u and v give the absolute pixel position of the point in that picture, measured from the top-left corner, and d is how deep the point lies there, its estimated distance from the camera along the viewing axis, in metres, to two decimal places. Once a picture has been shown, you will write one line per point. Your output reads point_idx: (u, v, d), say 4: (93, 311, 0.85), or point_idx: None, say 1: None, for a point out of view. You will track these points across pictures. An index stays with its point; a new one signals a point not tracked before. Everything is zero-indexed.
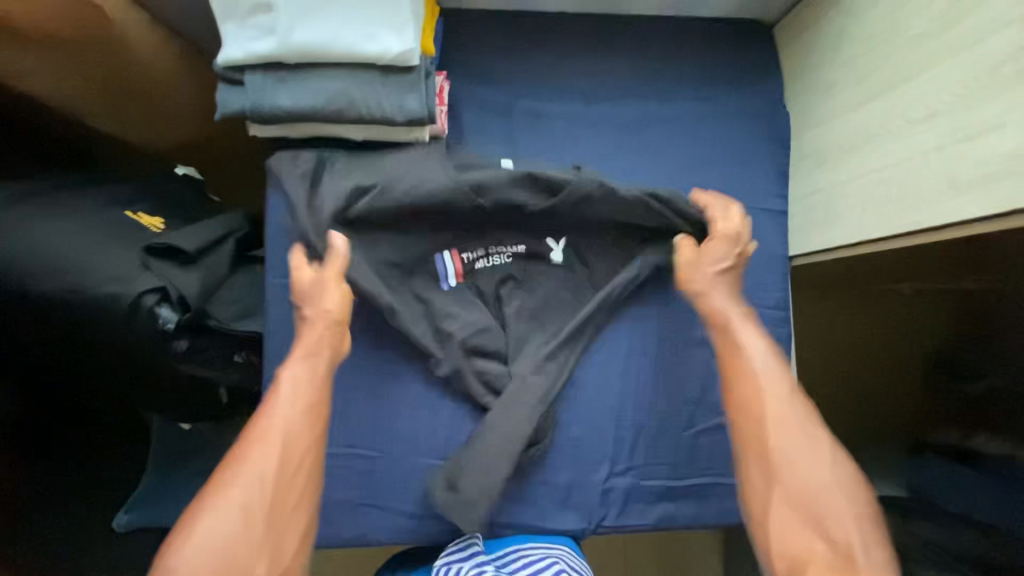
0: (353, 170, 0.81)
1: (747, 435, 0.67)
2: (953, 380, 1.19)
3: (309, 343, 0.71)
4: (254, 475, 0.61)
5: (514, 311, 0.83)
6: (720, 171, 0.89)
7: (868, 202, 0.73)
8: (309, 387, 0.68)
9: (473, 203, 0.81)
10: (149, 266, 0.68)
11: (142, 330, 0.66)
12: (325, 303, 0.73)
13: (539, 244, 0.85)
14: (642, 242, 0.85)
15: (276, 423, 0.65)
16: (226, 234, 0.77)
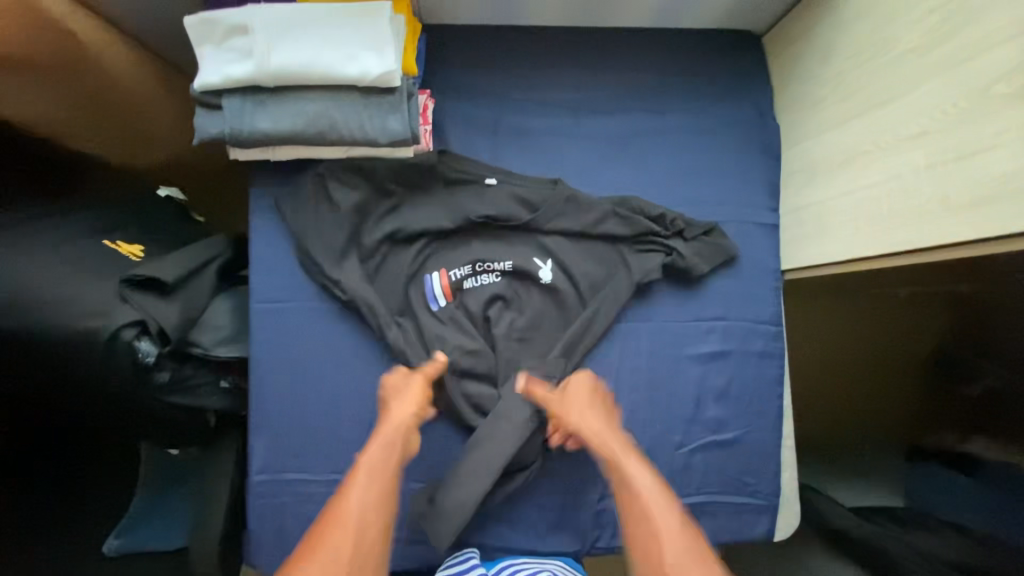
0: (337, 192, 0.81)
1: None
2: (955, 380, 1.15)
3: (388, 430, 0.70)
4: (331, 559, 0.58)
5: (502, 330, 0.82)
6: (710, 184, 0.88)
7: (859, 218, 0.71)
8: (388, 469, 0.67)
9: (462, 218, 0.83)
10: (128, 299, 0.66)
11: (122, 365, 0.65)
12: (407, 397, 0.73)
13: (527, 264, 0.83)
14: (631, 259, 0.84)
15: (350, 508, 0.62)
16: (207, 260, 0.75)
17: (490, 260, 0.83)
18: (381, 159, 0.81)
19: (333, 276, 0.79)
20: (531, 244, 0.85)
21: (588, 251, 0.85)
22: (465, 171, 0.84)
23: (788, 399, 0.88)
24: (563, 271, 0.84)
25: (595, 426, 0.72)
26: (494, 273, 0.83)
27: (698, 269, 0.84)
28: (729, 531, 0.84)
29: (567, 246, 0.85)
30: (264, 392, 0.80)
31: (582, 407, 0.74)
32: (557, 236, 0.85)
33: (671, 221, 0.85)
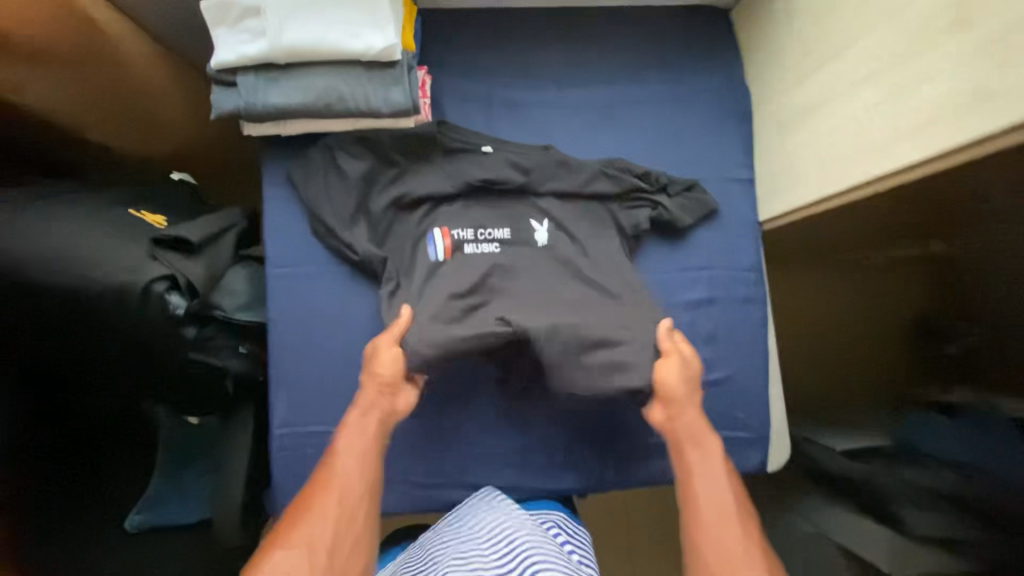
0: (344, 162, 0.87)
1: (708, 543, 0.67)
2: (932, 342, 1.21)
3: (365, 398, 0.78)
4: (319, 517, 0.67)
5: (502, 286, 0.86)
6: (689, 145, 0.95)
7: (823, 162, 0.79)
8: (368, 436, 0.75)
9: (464, 184, 0.89)
10: (158, 257, 0.71)
11: (155, 317, 0.70)
12: (380, 369, 0.78)
13: (524, 224, 0.90)
14: (621, 214, 0.91)
15: (338, 471, 0.71)
16: (228, 227, 0.81)
17: (490, 227, 0.89)
18: (386, 131, 0.88)
19: (343, 238, 0.85)
20: (529, 207, 0.91)
21: (581, 210, 0.91)
22: (463, 141, 0.90)
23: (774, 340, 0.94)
24: (559, 228, 0.90)
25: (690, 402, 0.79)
26: (494, 240, 0.89)
27: (682, 220, 0.91)
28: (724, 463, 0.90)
29: (563, 207, 0.91)
30: (283, 347, 0.86)
31: (688, 388, 0.80)
32: (552, 197, 0.91)
33: (655, 178, 0.92)
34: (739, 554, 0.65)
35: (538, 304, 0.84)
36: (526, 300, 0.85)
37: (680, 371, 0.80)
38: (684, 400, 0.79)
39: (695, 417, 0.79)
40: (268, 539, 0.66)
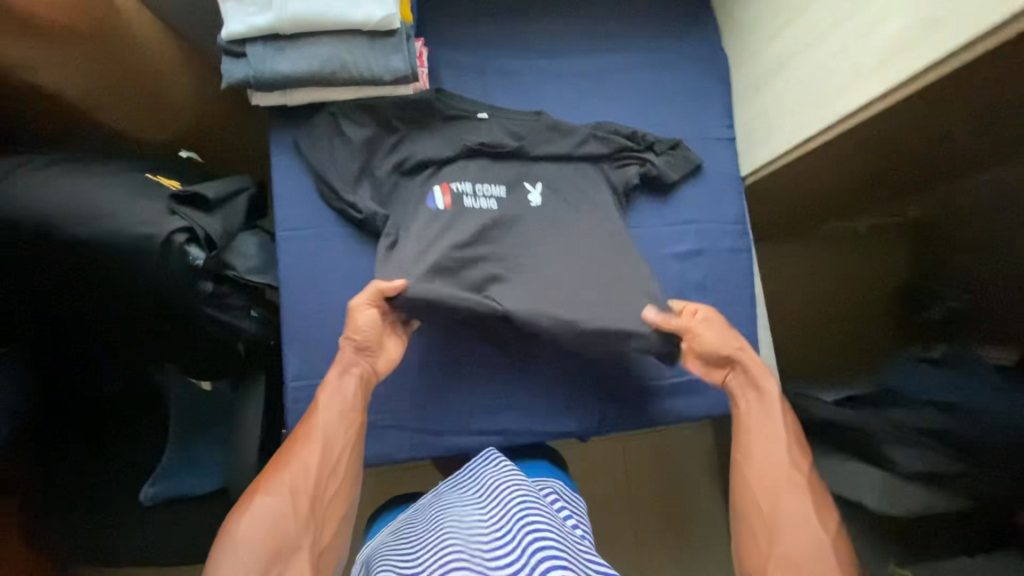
0: (347, 129, 0.91)
1: (760, 472, 0.74)
2: (915, 310, 1.14)
3: (348, 355, 0.81)
4: (301, 467, 0.70)
5: (502, 246, 0.89)
6: (672, 108, 1.01)
7: None
8: (352, 393, 0.78)
9: (463, 146, 0.94)
10: (179, 212, 0.75)
11: (176, 267, 0.74)
12: (358, 329, 0.80)
13: (518, 185, 0.94)
14: (611, 174, 0.96)
15: (319, 424, 0.74)
16: (240, 188, 0.86)
17: (487, 185, 0.92)
18: (388, 98, 0.93)
19: (348, 199, 0.90)
20: (525, 170, 0.95)
21: (572, 171, 0.96)
22: (460, 107, 0.96)
23: (757, 289, 1.00)
24: (552, 188, 0.94)
25: (730, 347, 0.85)
26: (491, 197, 0.91)
27: (667, 174, 0.96)
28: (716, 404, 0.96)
29: (555, 170, 0.96)
30: (293, 303, 0.91)
31: (731, 340, 0.86)
32: (544, 160, 0.96)
33: (642, 137, 0.97)
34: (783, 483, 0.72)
35: (538, 269, 0.88)
36: (532, 261, 0.89)
37: (715, 325, 0.86)
38: (733, 352, 0.84)
39: (754, 363, 0.83)
40: (251, 485, 0.69)
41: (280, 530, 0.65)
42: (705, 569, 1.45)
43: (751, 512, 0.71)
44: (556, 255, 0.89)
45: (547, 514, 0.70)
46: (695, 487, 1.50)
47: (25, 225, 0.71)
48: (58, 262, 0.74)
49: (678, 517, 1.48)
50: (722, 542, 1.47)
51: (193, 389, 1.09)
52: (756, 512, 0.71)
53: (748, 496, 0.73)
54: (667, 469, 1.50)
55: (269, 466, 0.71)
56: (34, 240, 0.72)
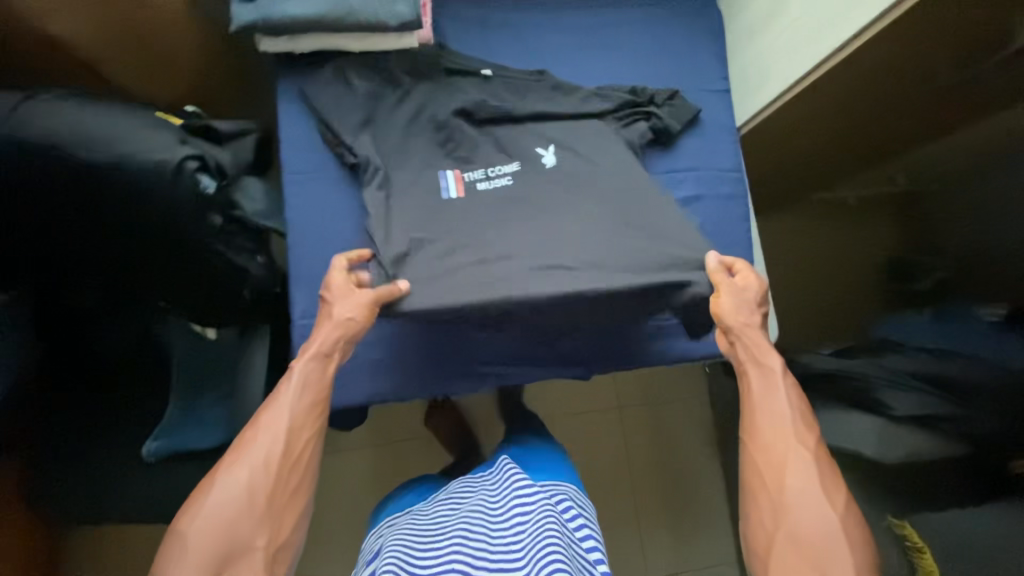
0: (355, 81, 0.94)
1: (766, 460, 0.75)
2: (903, 283, 1.08)
3: (325, 343, 0.79)
4: (259, 460, 0.69)
5: (521, 222, 0.86)
6: (670, 58, 1.04)
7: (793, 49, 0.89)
8: (320, 380, 0.78)
9: (470, 102, 0.95)
10: (189, 142, 0.78)
11: (185, 191, 0.76)
12: (344, 309, 0.79)
13: (531, 152, 0.92)
14: (619, 128, 0.97)
15: (281, 413, 0.73)
16: (247, 130, 0.91)
17: (500, 166, 0.91)
18: (392, 55, 0.97)
19: (348, 142, 0.91)
20: (535, 137, 0.94)
21: (579, 128, 0.95)
22: (463, 64, 0.98)
23: (756, 231, 1.03)
24: (565, 150, 0.93)
25: (746, 316, 0.83)
26: (504, 176, 0.90)
27: (669, 123, 0.99)
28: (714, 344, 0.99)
29: (563, 130, 0.95)
30: (297, 246, 0.92)
31: (742, 313, 0.83)
32: (553, 123, 0.96)
33: (642, 91, 1.00)
34: (790, 460, 0.74)
35: (548, 235, 0.85)
36: (545, 225, 0.86)
37: (735, 293, 0.84)
38: (738, 326, 0.83)
39: (754, 339, 0.82)
40: (207, 477, 0.69)
41: (232, 526, 0.65)
42: (701, 531, 1.48)
43: (756, 489, 0.74)
44: (571, 217, 0.87)
45: (562, 527, 0.77)
46: (692, 453, 1.51)
47: (36, 146, 0.72)
48: (64, 184, 0.74)
49: (677, 482, 1.49)
50: (721, 506, 1.49)
51: (197, 339, 1.07)
52: (761, 490, 0.74)
53: (754, 474, 0.75)
54: (666, 439, 1.51)
55: (226, 455, 0.71)
56: (39, 158, 0.72)
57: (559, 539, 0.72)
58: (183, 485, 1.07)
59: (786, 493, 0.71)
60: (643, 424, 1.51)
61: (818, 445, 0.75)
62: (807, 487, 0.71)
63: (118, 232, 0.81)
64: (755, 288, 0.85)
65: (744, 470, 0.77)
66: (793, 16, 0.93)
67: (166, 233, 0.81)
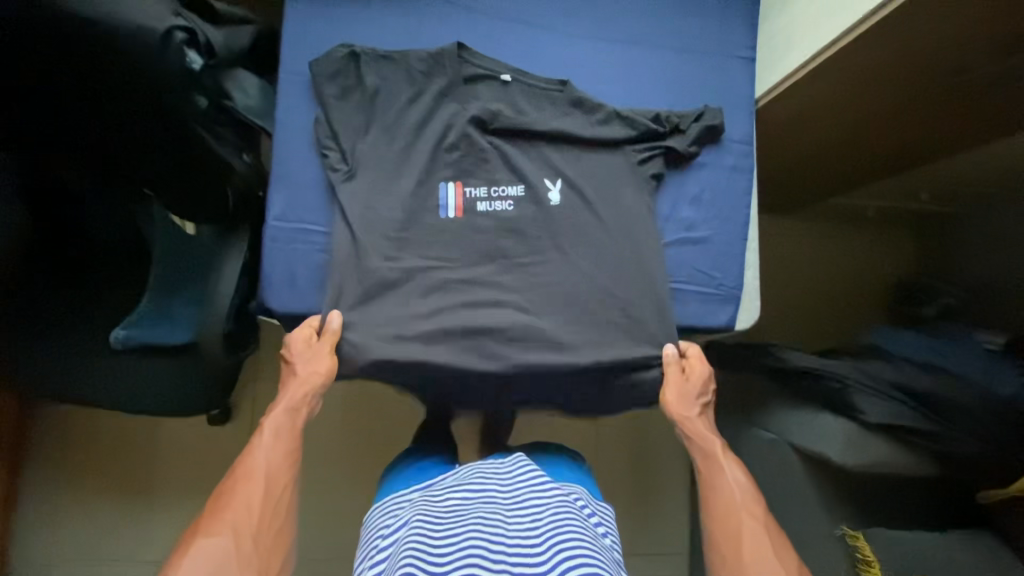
0: (367, 77, 0.89)
1: (722, 548, 0.76)
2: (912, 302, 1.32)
3: (294, 399, 0.84)
4: (240, 511, 0.73)
5: (511, 279, 0.88)
6: (698, 14, 0.99)
7: (834, 8, 0.86)
8: (293, 431, 0.83)
9: (483, 111, 0.90)
10: (182, 14, 0.74)
11: (173, 66, 0.73)
12: (313, 367, 0.84)
13: (538, 183, 0.90)
14: (635, 165, 0.92)
15: (258, 464, 0.78)
16: (248, 19, 0.90)
17: (503, 187, 0.90)
18: (414, 51, 0.91)
19: (345, 145, 0.87)
20: (543, 165, 0.91)
21: (593, 164, 0.92)
22: (484, 66, 0.92)
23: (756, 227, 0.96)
24: (573, 189, 0.90)
25: (691, 409, 0.88)
26: (507, 199, 0.90)
27: (683, 149, 0.92)
28: (708, 313, 0.92)
29: (574, 161, 0.91)
30: (290, 201, 0.88)
31: (687, 405, 0.88)
32: (562, 157, 0.91)
33: (666, 118, 0.93)
34: (743, 535, 0.76)
35: (545, 288, 0.88)
36: (541, 274, 0.88)
37: (682, 387, 0.87)
38: (680, 420, 0.88)
39: (697, 431, 0.88)
40: (190, 531, 0.73)
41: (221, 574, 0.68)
42: (658, 519, 1.46)
43: (719, 569, 0.75)
44: (552, 257, 0.89)
45: (581, 520, 0.77)
46: (660, 437, 1.49)
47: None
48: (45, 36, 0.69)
49: (639, 463, 1.48)
50: (680, 492, 1.48)
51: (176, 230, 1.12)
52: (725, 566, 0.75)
53: (718, 556, 0.76)
54: (636, 417, 1.49)
55: (206, 510, 0.75)
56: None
57: (581, 532, 0.73)
58: (141, 378, 1.05)
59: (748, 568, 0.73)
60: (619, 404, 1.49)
61: (767, 517, 0.79)
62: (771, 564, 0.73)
63: (104, 98, 0.78)
64: (701, 373, 0.89)
65: (708, 555, 0.78)
66: None
67: (149, 103, 0.77)
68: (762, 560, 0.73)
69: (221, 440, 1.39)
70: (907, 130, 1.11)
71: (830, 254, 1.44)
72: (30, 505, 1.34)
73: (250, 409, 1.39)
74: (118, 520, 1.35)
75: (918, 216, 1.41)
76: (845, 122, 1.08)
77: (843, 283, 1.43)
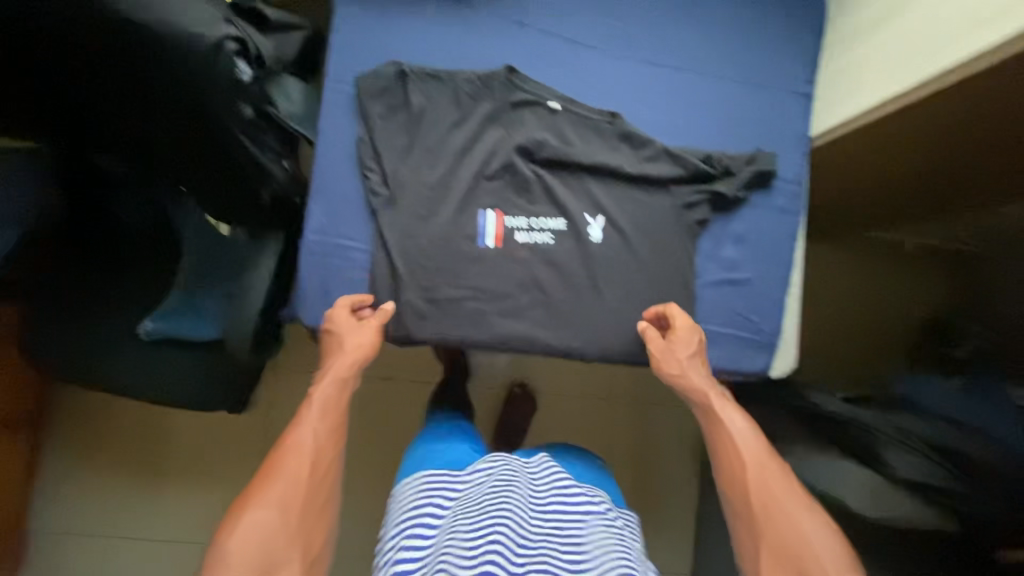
0: (414, 96, 0.87)
1: (740, 508, 0.72)
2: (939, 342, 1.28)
3: (341, 369, 0.80)
4: (290, 482, 0.69)
5: (542, 313, 0.87)
6: (759, 46, 0.95)
7: (895, 63, 0.82)
8: (339, 403, 0.79)
9: (529, 141, 0.88)
10: (234, 23, 0.73)
11: (224, 74, 0.71)
12: (362, 340, 0.81)
13: (580, 218, 0.88)
14: (682, 207, 0.89)
15: (306, 434, 0.74)
16: (298, 26, 0.87)
17: (544, 219, 0.88)
18: (462, 72, 0.88)
19: (386, 168, 0.86)
20: (586, 199, 0.89)
21: (638, 201, 0.89)
22: (532, 92, 0.89)
23: (798, 270, 0.93)
24: (614, 228, 0.88)
25: (680, 366, 0.82)
26: (547, 232, 0.88)
27: (731, 194, 0.89)
28: (741, 359, 0.90)
29: (618, 196, 0.89)
30: (329, 218, 0.86)
31: (674, 362, 0.82)
32: (608, 192, 0.89)
33: (717, 161, 0.90)
34: (752, 481, 0.72)
35: (578, 324, 0.87)
36: (576, 311, 0.87)
37: (666, 348, 0.83)
38: (671, 379, 0.82)
39: (689, 387, 0.81)
40: (238, 499, 0.69)
41: (270, 543, 0.65)
42: (665, 542, 1.46)
43: (739, 523, 0.71)
44: (587, 292, 0.88)
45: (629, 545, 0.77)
46: (673, 460, 1.48)
47: None
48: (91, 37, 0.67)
49: (648, 481, 1.47)
50: (687, 513, 1.47)
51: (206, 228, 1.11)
52: (748, 520, 0.70)
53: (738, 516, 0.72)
54: (651, 438, 1.48)
55: (253, 480, 0.70)
56: None
57: (625, 553, 0.75)
58: (166, 371, 1.06)
59: (763, 521, 0.69)
60: (634, 424, 1.48)
61: (778, 464, 0.73)
62: (791, 514, 0.69)
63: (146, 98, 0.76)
64: (685, 325, 0.84)
65: (728, 511, 0.74)
66: (894, 33, 0.83)
67: (191, 107, 0.75)
68: (779, 508, 0.69)
69: (235, 424, 1.40)
70: (963, 177, 1.06)
71: (858, 292, 1.41)
72: (49, 479, 1.37)
73: (267, 396, 1.40)
74: (133, 493, 1.38)
75: (954, 254, 1.37)
76: (898, 165, 1.04)
77: (874, 318, 1.40)
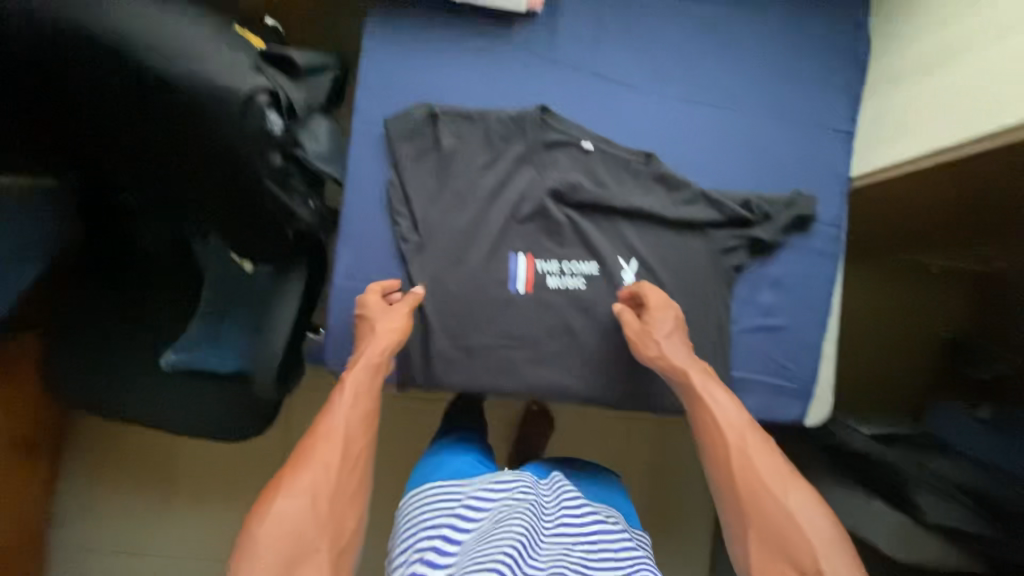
0: (444, 138, 0.84)
1: (725, 487, 0.69)
2: (967, 365, 1.25)
3: (373, 355, 0.75)
4: (319, 468, 0.66)
5: (574, 360, 0.85)
6: (800, 82, 0.92)
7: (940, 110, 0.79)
8: (371, 391, 0.74)
9: (563, 185, 0.85)
10: (264, 72, 0.71)
11: (255, 125, 0.69)
12: (392, 323, 0.77)
13: (613, 264, 0.86)
14: (718, 252, 0.87)
15: (338, 421, 0.70)
16: (326, 65, 0.84)
17: (576, 264, 0.86)
18: (493, 112, 0.86)
19: (416, 212, 0.83)
20: (620, 243, 0.87)
21: (673, 246, 0.87)
22: (565, 132, 0.87)
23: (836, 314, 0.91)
24: (649, 274, 0.86)
25: (657, 348, 0.78)
26: (580, 276, 0.86)
27: (769, 239, 0.87)
28: (776, 408, 0.88)
29: (653, 241, 0.87)
30: (357, 261, 0.85)
31: (649, 343, 0.78)
32: (643, 237, 0.87)
33: (756, 205, 0.87)
34: (736, 461, 0.68)
35: (610, 371, 0.85)
36: (608, 357, 0.86)
37: (641, 332, 0.79)
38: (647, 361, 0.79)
39: (666, 367, 0.77)
40: (272, 484, 0.66)
41: (300, 530, 0.62)
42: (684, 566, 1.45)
43: (725, 501, 0.69)
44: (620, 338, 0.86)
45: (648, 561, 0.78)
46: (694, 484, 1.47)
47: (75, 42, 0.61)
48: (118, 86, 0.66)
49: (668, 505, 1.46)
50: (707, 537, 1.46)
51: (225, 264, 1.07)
52: (733, 499, 0.68)
53: (725, 495, 0.69)
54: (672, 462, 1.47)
55: (285, 465, 0.67)
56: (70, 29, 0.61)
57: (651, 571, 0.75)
58: (186, 403, 1.05)
59: (748, 501, 0.66)
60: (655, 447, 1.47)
61: (763, 440, 0.70)
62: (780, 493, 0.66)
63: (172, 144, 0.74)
64: (659, 300, 0.81)
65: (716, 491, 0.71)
66: (942, 78, 0.80)
67: (218, 156, 0.73)
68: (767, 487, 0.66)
69: (253, 443, 1.39)
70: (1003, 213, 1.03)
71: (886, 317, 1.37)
72: (70, 496, 1.37)
73: (286, 418, 1.39)
74: (152, 509, 1.38)
75: (980, 277, 1.29)
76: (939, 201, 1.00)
77: (901, 342, 1.36)
